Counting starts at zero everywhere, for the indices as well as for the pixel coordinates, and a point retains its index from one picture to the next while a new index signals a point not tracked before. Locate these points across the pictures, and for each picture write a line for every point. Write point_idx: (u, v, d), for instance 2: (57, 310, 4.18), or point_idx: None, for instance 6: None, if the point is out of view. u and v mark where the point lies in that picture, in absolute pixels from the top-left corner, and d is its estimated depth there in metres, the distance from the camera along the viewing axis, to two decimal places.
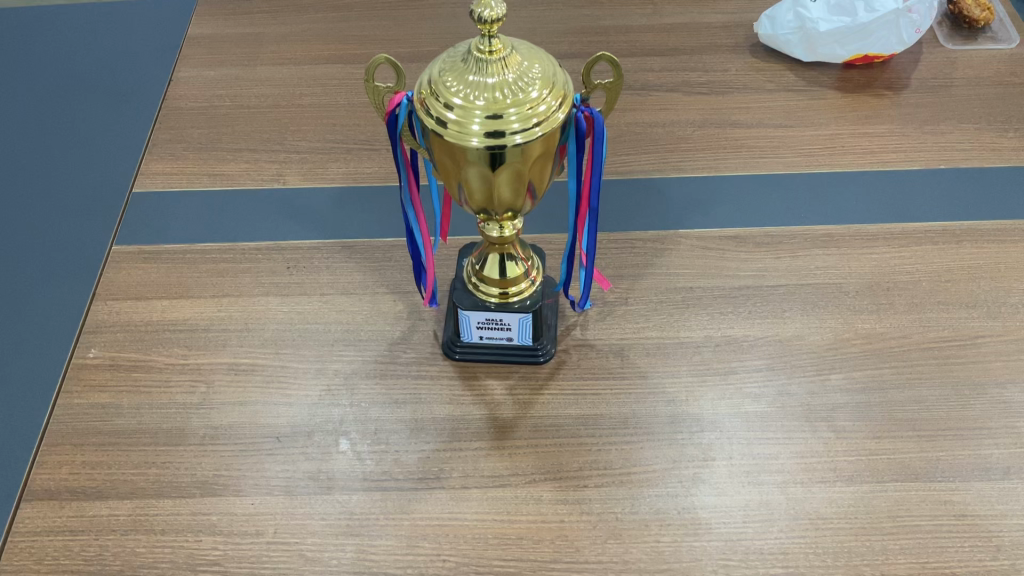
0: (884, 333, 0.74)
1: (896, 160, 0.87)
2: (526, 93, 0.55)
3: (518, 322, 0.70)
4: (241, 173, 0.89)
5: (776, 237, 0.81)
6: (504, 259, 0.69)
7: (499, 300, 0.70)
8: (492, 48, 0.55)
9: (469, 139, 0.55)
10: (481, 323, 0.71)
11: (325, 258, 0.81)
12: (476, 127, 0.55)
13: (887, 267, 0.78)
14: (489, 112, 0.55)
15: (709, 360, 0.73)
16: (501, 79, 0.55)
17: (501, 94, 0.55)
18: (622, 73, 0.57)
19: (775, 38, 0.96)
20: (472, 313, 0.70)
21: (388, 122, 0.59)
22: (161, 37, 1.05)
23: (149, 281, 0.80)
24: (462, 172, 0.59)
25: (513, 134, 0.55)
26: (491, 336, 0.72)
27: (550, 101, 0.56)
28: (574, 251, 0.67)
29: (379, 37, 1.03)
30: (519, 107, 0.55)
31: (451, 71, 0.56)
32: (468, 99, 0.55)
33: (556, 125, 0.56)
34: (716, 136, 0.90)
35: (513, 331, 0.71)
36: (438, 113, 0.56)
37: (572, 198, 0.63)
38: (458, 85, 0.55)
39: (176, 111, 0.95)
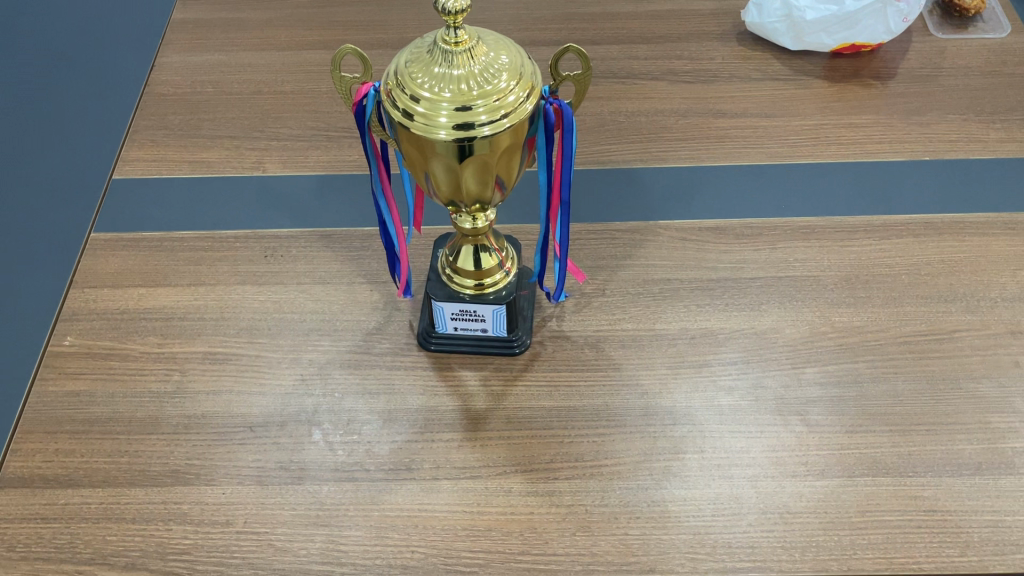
0: (860, 327, 0.73)
1: (881, 151, 0.86)
2: (494, 84, 0.54)
3: (493, 314, 0.70)
4: (221, 160, 0.88)
5: (756, 229, 0.81)
6: (478, 250, 0.69)
7: (473, 292, 0.70)
8: (457, 39, 0.54)
9: (436, 131, 0.55)
10: (455, 314, 0.71)
11: (303, 247, 0.81)
12: (442, 119, 0.54)
13: (866, 260, 0.78)
14: (456, 103, 0.54)
15: (685, 353, 0.72)
16: (468, 70, 0.54)
17: (467, 86, 0.54)
18: (591, 65, 0.56)
19: (762, 26, 0.95)
20: (447, 304, 0.70)
21: (355, 112, 0.59)
22: (144, 22, 1.05)
23: (127, 269, 0.80)
24: (431, 164, 0.58)
25: (481, 126, 0.54)
26: (466, 328, 0.72)
27: (518, 91, 0.55)
28: (548, 242, 0.67)
29: (365, 23, 1.02)
30: (487, 99, 0.54)
31: (418, 63, 0.55)
32: (434, 91, 0.54)
33: (525, 116, 0.56)
34: (699, 126, 0.90)
35: (488, 323, 0.71)
36: (405, 106, 0.55)
37: (543, 191, 0.62)
38: (425, 77, 0.55)
39: (158, 97, 0.94)
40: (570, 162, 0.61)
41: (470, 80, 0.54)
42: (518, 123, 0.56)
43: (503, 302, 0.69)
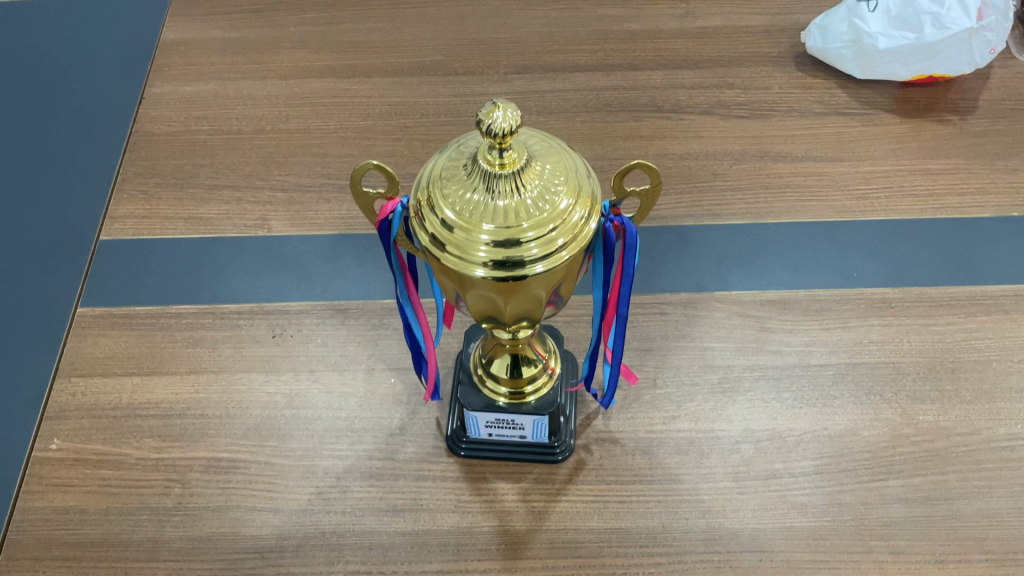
0: (948, 428, 0.65)
1: (964, 204, 0.76)
2: (547, 211, 0.45)
3: (533, 424, 0.62)
4: (220, 216, 0.79)
5: (825, 303, 0.72)
6: (517, 358, 0.60)
7: (509, 401, 0.61)
8: (503, 159, 0.45)
9: (478, 268, 0.46)
10: (490, 422, 0.62)
11: (315, 324, 0.72)
12: (485, 255, 0.45)
13: (952, 343, 0.69)
14: (502, 236, 0.45)
15: (750, 461, 0.64)
16: (516, 195, 0.45)
17: (517, 216, 0.45)
18: (661, 181, 0.47)
19: (826, 52, 0.85)
20: (481, 414, 0.61)
21: (380, 226, 0.50)
22: (130, 38, 0.93)
23: (120, 353, 0.71)
24: (469, 296, 0.49)
25: (532, 261, 0.45)
26: (500, 433, 0.64)
27: (575, 215, 0.46)
28: (599, 348, 0.58)
29: (376, 44, 0.91)
30: (539, 230, 0.45)
31: (454, 185, 0.46)
32: (477, 222, 0.45)
33: (582, 242, 0.47)
34: (757, 172, 0.80)
35: (526, 431, 0.63)
36: (441, 236, 0.46)
37: (597, 309, 0.53)
38: (464, 205, 0.45)
39: (148, 138, 0.84)
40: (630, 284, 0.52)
41: (519, 209, 0.45)
42: (573, 252, 0.47)
43: (544, 412, 0.61)
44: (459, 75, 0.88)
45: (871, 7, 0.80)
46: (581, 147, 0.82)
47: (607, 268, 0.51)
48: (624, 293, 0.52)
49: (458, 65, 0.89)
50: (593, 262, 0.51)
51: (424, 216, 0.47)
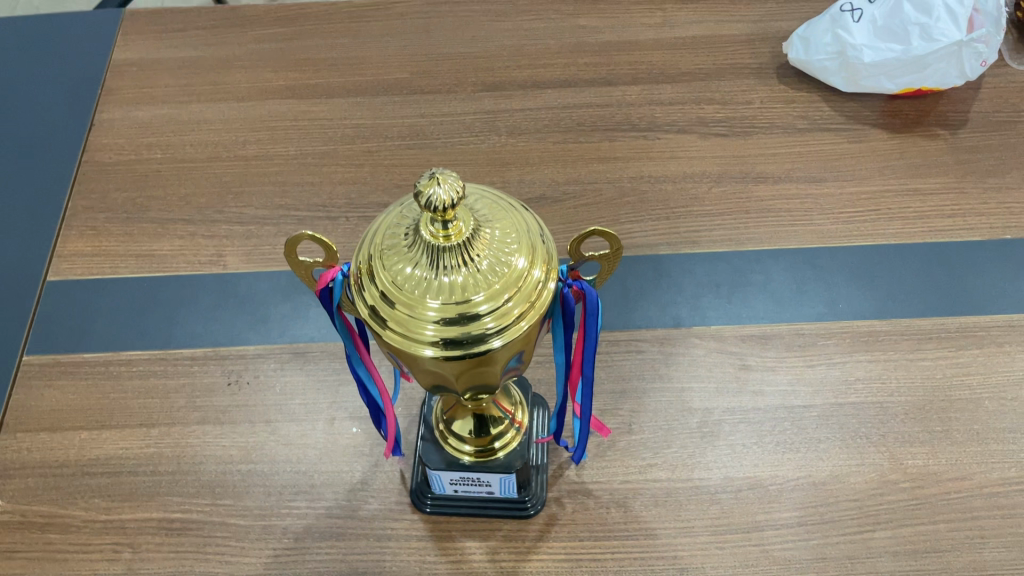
0: (938, 474, 0.61)
1: (955, 226, 0.73)
2: (500, 281, 0.42)
3: (500, 480, 0.58)
4: (174, 252, 0.75)
5: (809, 338, 0.68)
6: (480, 415, 0.57)
7: (474, 458, 0.58)
8: (448, 229, 0.41)
9: (430, 346, 0.42)
10: (455, 480, 0.59)
11: (274, 368, 0.69)
12: (436, 333, 0.42)
13: (942, 380, 0.65)
14: (454, 312, 0.41)
15: (730, 513, 0.61)
16: (465, 266, 0.42)
17: (467, 289, 0.41)
18: (621, 241, 0.43)
19: (809, 65, 0.81)
20: (444, 471, 0.57)
21: (323, 292, 0.47)
22: (80, 59, 0.89)
23: (67, 405, 0.67)
24: (423, 371, 0.46)
25: (488, 336, 0.42)
26: (467, 489, 0.61)
27: (532, 279, 0.43)
28: (566, 405, 0.54)
29: (338, 61, 0.87)
30: (494, 302, 0.42)
31: (397, 259, 0.43)
32: (425, 299, 0.42)
33: (542, 310, 0.43)
34: (737, 195, 0.76)
35: (494, 486, 0.59)
36: (387, 314, 0.43)
37: (559, 372, 0.50)
38: (410, 280, 0.42)
39: (99, 168, 0.80)
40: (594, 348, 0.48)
41: (469, 281, 0.41)
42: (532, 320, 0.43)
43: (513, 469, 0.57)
44: (426, 94, 0.84)
45: (856, 18, 0.77)
46: (553, 170, 0.79)
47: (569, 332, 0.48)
48: (588, 356, 0.48)
49: (425, 82, 0.85)
50: (554, 327, 0.48)
51: (369, 292, 0.44)
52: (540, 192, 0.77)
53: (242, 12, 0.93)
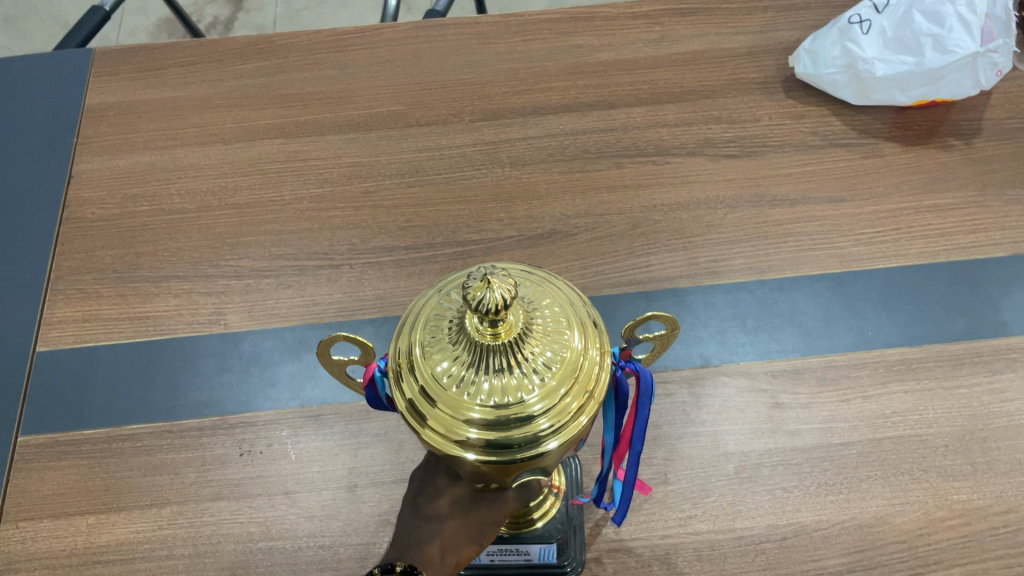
0: (985, 509, 0.60)
1: (979, 244, 0.71)
2: (555, 377, 0.39)
3: (537, 546, 0.57)
4: (170, 313, 0.71)
5: (841, 370, 0.66)
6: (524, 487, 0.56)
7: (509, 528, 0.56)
8: (497, 325, 0.39)
9: (479, 450, 0.39)
10: (494, 551, 0.57)
11: (287, 433, 0.65)
12: (488, 437, 0.39)
13: (981, 409, 0.64)
14: (507, 414, 0.39)
15: (776, 564, 0.59)
16: (517, 363, 0.39)
17: (521, 391, 0.39)
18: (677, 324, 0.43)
19: (818, 79, 0.79)
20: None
21: (365, 386, 0.45)
22: (52, 107, 0.84)
23: (69, 488, 0.63)
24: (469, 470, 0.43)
25: (543, 439, 0.39)
26: (502, 558, 0.59)
27: (587, 371, 0.40)
28: (609, 475, 0.52)
29: (327, 95, 0.83)
30: (549, 401, 0.39)
31: (442, 354, 0.40)
32: (474, 400, 0.39)
33: (597, 404, 0.41)
34: (754, 220, 0.74)
35: (531, 553, 0.58)
36: (430, 415, 0.40)
37: (608, 450, 0.48)
38: (457, 379, 0.39)
39: (83, 225, 0.76)
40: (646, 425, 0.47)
41: (523, 380, 0.39)
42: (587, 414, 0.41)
43: (552, 539, 0.56)
44: (422, 126, 0.81)
45: (865, 29, 0.74)
46: (562, 203, 0.76)
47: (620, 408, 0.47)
48: (640, 432, 0.47)
49: (420, 114, 0.82)
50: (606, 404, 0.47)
51: (407, 387, 0.41)
52: (551, 227, 0.74)
53: (220, 45, 0.88)
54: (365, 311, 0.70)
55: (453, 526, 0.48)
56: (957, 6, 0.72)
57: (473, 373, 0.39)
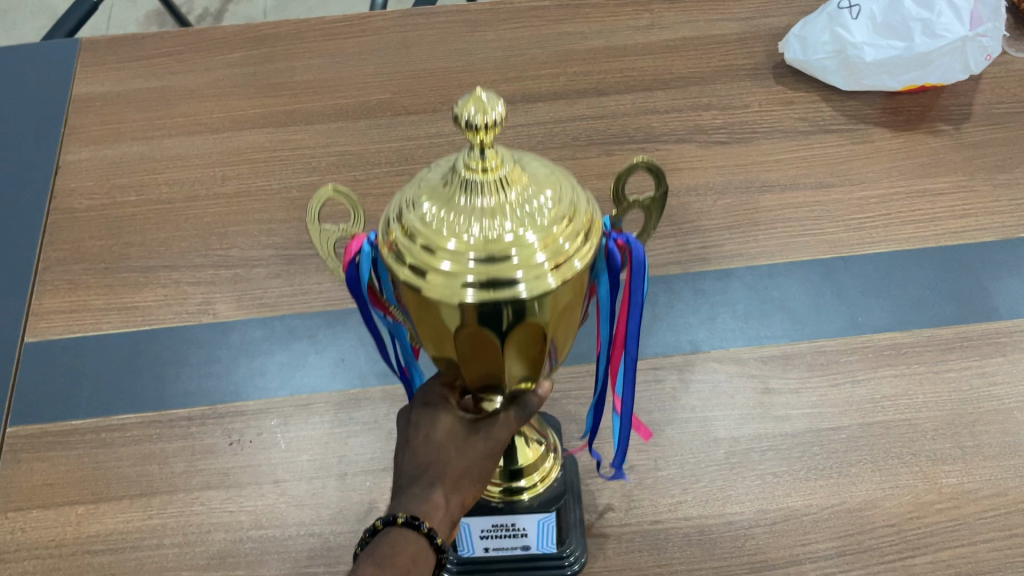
0: (973, 492, 0.60)
1: (968, 228, 0.71)
2: (546, 214, 0.39)
3: (534, 526, 0.55)
4: (159, 302, 0.71)
5: (830, 355, 0.66)
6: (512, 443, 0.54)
7: (500, 495, 0.54)
8: (488, 161, 0.39)
9: (481, 294, 0.38)
10: (486, 530, 0.55)
11: (277, 422, 0.65)
12: (484, 283, 0.38)
13: (970, 392, 0.64)
14: (506, 247, 0.38)
15: (766, 549, 0.58)
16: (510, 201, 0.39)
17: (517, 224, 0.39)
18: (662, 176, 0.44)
19: (807, 64, 0.79)
20: (472, 523, 0.54)
21: (346, 269, 0.45)
22: (38, 98, 0.84)
23: (57, 478, 0.63)
24: (464, 345, 0.42)
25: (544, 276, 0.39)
26: (498, 546, 0.58)
27: (579, 214, 0.41)
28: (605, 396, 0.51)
29: (316, 83, 0.83)
30: (545, 234, 0.39)
31: (436, 203, 0.40)
32: (473, 237, 0.39)
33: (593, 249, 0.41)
34: (744, 206, 0.74)
35: (528, 537, 0.57)
36: (430, 265, 0.39)
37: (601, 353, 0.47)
38: (454, 223, 0.39)
39: (71, 216, 0.76)
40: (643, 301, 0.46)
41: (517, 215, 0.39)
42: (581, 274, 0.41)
43: (547, 508, 0.54)
44: (411, 113, 0.80)
45: (854, 14, 0.74)
46: None
47: (615, 285, 0.46)
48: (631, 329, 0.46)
49: (408, 102, 0.81)
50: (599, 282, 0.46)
51: (403, 246, 0.40)
52: None
53: (209, 36, 0.88)
54: (354, 301, 0.71)
55: (457, 464, 0.43)
56: None
57: (468, 213, 0.39)
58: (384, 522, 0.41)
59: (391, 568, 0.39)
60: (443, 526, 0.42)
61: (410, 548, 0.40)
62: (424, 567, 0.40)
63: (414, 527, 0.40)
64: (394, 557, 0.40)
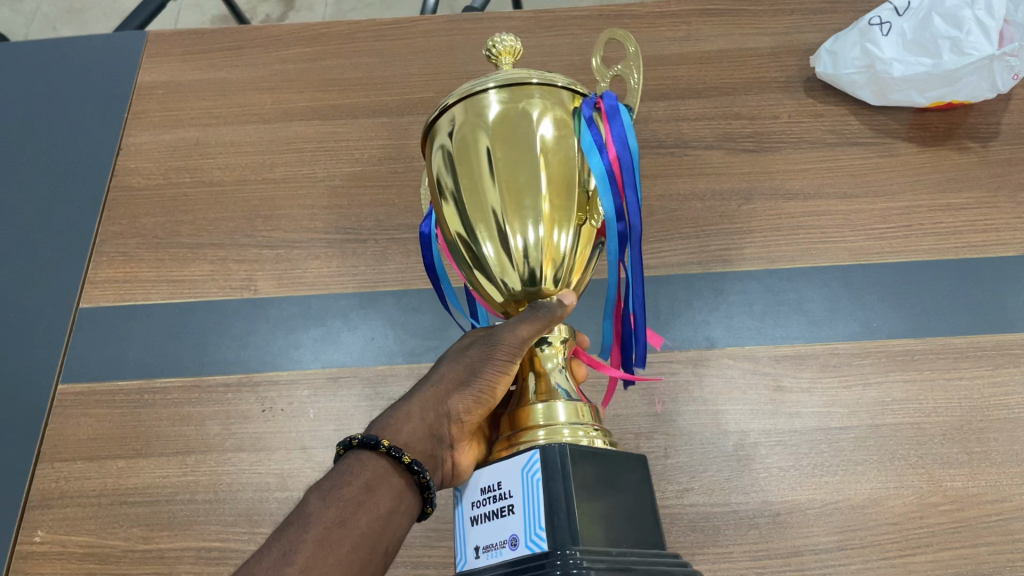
0: (978, 496, 0.61)
1: (987, 243, 0.73)
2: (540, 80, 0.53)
3: (520, 487, 0.40)
4: (205, 277, 0.76)
5: (844, 357, 0.68)
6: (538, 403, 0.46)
7: (530, 443, 0.43)
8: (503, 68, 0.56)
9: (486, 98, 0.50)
10: (478, 502, 0.42)
11: (308, 395, 0.69)
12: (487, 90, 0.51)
13: (980, 400, 0.65)
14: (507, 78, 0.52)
15: (769, 539, 0.60)
16: None
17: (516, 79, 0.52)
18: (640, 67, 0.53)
19: (838, 78, 0.81)
20: (465, 491, 0.43)
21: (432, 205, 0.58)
22: (105, 84, 0.90)
23: (103, 433, 0.67)
24: (473, 178, 0.49)
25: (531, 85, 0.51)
26: (489, 548, 0.40)
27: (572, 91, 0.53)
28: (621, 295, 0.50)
29: (363, 80, 0.87)
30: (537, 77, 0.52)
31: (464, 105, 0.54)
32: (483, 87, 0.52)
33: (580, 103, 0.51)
34: (768, 212, 0.76)
35: (516, 517, 0.40)
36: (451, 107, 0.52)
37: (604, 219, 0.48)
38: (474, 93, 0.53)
39: (129, 194, 0.81)
40: (633, 157, 0.48)
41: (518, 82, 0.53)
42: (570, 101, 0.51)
43: (543, 446, 0.40)
44: None
45: (885, 31, 0.76)
46: None
47: (602, 153, 0.48)
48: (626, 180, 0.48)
49: None
50: (586, 152, 0.48)
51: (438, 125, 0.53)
52: None
53: (265, 32, 0.93)
54: (385, 284, 0.74)
55: (439, 380, 0.46)
56: (976, 9, 0.73)
57: None
58: (346, 456, 0.43)
59: (343, 499, 0.41)
60: (415, 441, 0.44)
61: (365, 473, 0.42)
62: (384, 493, 0.41)
63: (370, 446, 0.42)
64: (345, 486, 0.41)
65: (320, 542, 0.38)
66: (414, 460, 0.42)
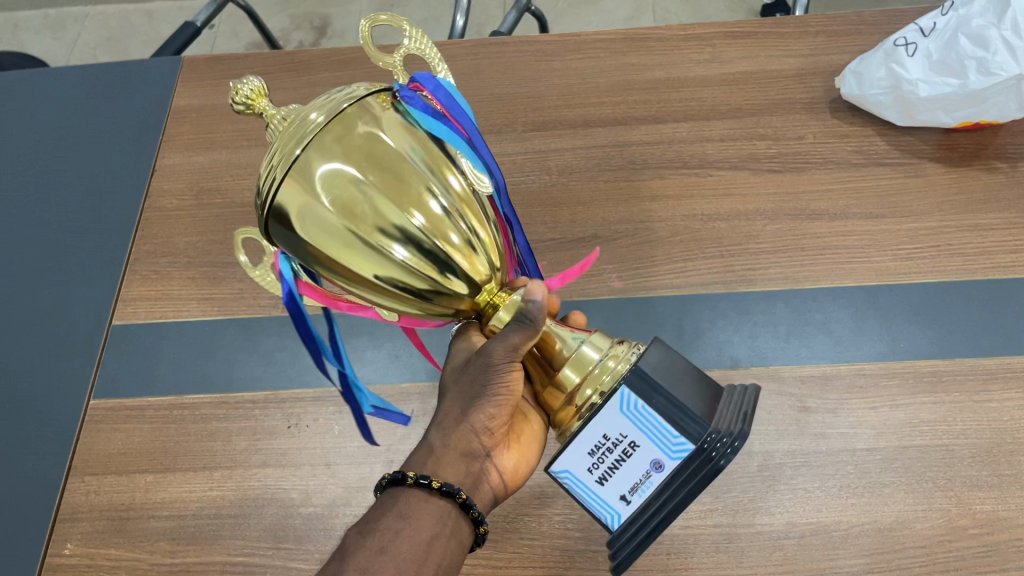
0: (1009, 520, 0.60)
1: (1016, 263, 0.72)
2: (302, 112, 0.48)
3: (628, 429, 0.47)
4: (233, 296, 0.77)
5: (870, 377, 0.67)
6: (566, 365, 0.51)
7: (586, 408, 0.49)
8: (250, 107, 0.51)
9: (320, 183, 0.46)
10: (591, 459, 0.49)
11: (331, 412, 0.69)
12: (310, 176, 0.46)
13: (1011, 422, 0.64)
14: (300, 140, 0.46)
15: (795, 561, 0.60)
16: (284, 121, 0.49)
17: (295, 130, 0.47)
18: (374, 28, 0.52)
19: (863, 99, 0.81)
20: (572, 465, 0.49)
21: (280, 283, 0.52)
22: (140, 108, 0.92)
23: (132, 447, 0.68)
24: (383, 258, 0.48)
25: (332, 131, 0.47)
26: (633, 486, 0.49)
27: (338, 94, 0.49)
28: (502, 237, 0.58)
29: None
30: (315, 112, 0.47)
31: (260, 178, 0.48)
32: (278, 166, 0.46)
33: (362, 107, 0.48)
34: (793, 231, 0.76)
35: (642, 449, 0.47)
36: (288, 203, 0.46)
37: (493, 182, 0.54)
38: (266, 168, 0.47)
39: (162, 214, 0.83)
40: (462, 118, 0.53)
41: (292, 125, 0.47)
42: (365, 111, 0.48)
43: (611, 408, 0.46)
44: None
45: (910, 52, 0.76)
46: (605, 211, 0.79)
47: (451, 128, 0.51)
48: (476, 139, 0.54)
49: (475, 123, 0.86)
50: (434, 125, 0.50)
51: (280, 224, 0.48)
52: (593, 232, 0.78)
53: (297, 57, 0.95)
54: None
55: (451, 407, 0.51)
56: (1003, 29, 0.72)
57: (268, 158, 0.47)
58: (383, 498, 0.49)
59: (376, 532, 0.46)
60: (449, 471, 0.49)
61: (399, 505, 0.47)
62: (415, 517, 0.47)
63: (398, 482, 0.48)
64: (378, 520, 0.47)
65: (363, 569, 0.44)
66: (442, 484, 0.47)
